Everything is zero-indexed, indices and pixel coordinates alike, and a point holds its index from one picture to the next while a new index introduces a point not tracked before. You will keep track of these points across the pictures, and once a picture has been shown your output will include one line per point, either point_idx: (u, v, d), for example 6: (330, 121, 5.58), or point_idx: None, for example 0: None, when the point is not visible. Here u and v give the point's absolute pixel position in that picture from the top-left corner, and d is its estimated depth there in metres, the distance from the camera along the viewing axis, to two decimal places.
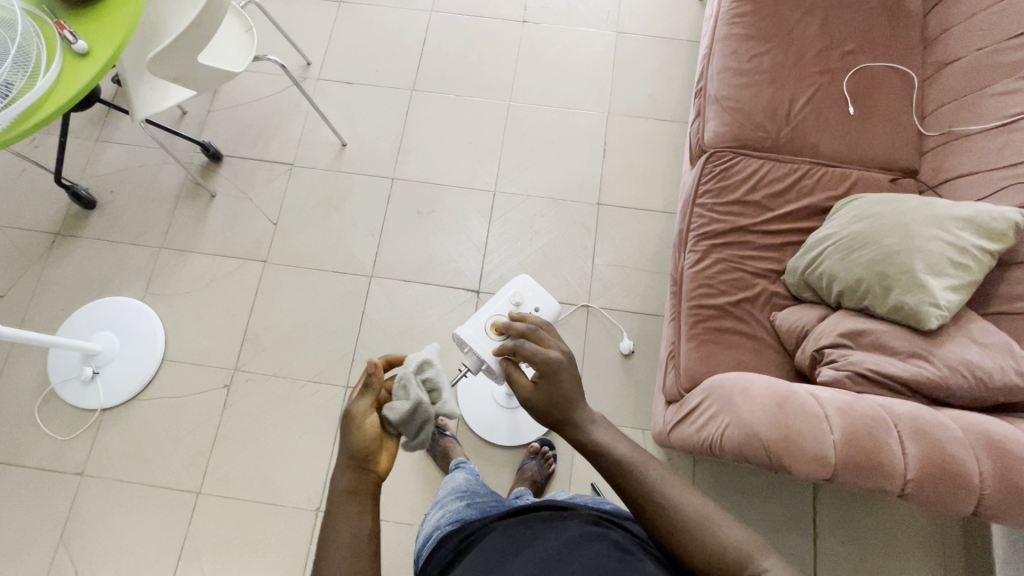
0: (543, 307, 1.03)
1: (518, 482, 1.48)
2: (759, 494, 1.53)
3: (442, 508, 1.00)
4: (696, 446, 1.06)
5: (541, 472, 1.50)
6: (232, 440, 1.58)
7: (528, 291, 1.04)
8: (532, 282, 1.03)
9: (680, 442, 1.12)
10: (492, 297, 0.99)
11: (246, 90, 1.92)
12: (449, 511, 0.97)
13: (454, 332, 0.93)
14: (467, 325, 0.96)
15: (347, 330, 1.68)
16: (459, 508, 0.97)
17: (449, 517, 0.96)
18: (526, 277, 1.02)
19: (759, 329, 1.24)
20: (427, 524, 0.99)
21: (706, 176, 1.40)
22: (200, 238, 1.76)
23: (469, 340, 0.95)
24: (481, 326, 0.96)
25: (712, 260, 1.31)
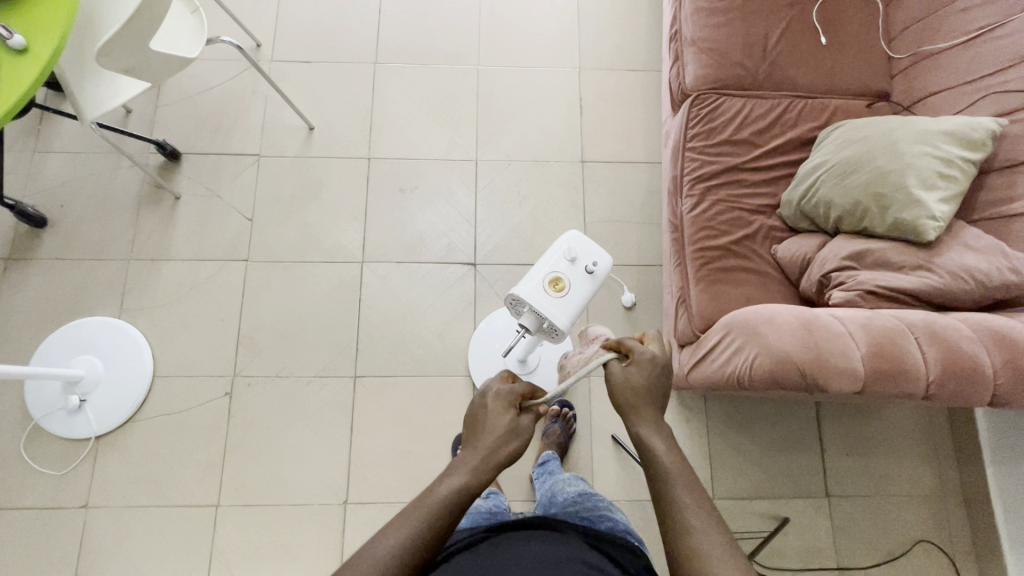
0: (598, 259, 0.97)
1: (545, 447, 1.51)
2: (767, 422, 1.60)
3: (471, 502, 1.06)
4: (723, 381, 1.09)
5: (564, 434, 1.53)
6: (243, 447, 1.53)
7: (579, 246, 0.97)
8: (582, 236, 0.99)
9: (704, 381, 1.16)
10: (544, 253, 0.96)
11: (194, 80, 1.78)
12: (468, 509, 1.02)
13: (510, 292, 0.90)
14: (525, 283, 0.93)
15: (345, 320, 1.63)
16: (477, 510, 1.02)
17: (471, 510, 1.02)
18: (574, 232, 0.98)
19: (763, 263, 1.28)
20: None
21: (692, 120, 1.41)
22: (171, 244, 1.65)
23: (528, 296, 0.91)
24: (537, 283, 0.93)
25: (710, 201, 1.34)
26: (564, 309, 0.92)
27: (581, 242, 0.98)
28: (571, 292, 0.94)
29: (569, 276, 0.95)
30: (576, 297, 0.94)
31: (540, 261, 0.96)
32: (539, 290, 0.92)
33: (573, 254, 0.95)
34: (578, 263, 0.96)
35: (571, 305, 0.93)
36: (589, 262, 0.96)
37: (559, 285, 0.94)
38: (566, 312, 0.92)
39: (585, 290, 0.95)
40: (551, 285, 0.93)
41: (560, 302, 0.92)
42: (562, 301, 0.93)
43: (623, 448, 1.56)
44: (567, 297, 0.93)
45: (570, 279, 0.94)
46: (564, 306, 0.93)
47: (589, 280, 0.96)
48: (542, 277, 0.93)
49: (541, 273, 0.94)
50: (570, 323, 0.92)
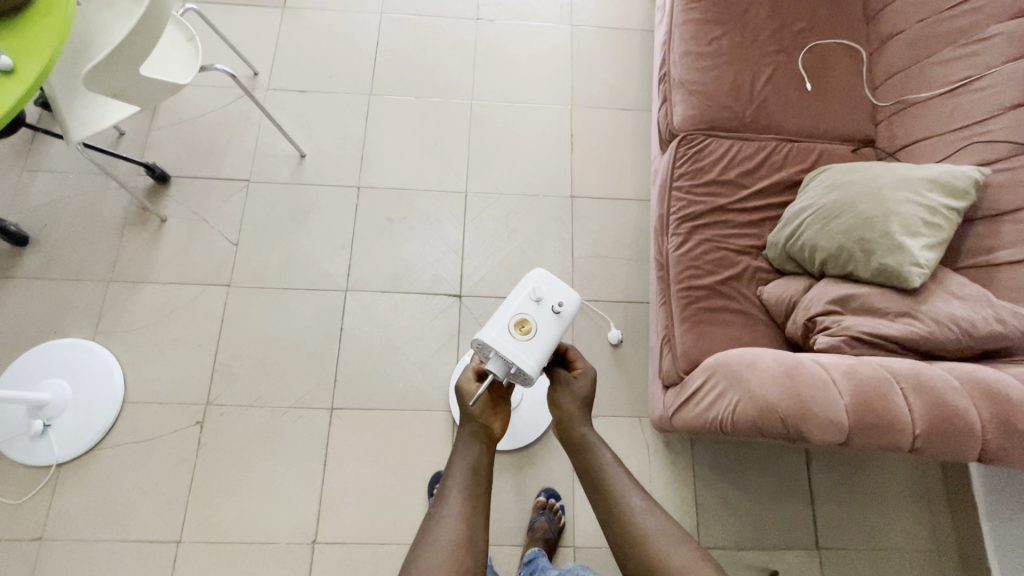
0: (564, 298, 0.95)
1: (530, 543, 1.42)
2: (756, 468, 1.55)
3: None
4: (707, 425, 1.06)
5: (552, 528, 1.43)
6: (212, 478, 1.47)
7: (545, 285, 0.96)
8: (549, 274, 0.97)
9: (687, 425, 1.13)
10: (510, 295, 0.94)
11: (189, 105, 1.79)
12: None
13: (475, 337, 0.89)
14: (490, 327, 0.91)
15: (326, 349, 1.60)
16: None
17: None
18: (540, 270, 0.97)
19: (749, 304, 1.26)
20: None
21: (679, 159, 1.42)
22: (153, 267, 1.63)
23: (493, 341, 0.89)
24: (502, 326, 0.91)
25: (695, 240, 1.33)
26: (531, 351, 0.90)
27: (547, 280, 0.96)
28: (538, 333, 0.92)
29: (536, 317, 0.93)
30: (543, 337, 0.92)
31: (505, 303, 0.94)
32: (503, 334, 0.90)
33: (538, 293, 0.93)
34: (544, 303, 0.94)
35: (538, 347, 0.91)
36: (555, 302, 0.95)
37: (525, 327, 0.92)
38: (533, 356, 0.89)
39: (552, 330, 0.93)
40: (516, 327, 0.91)
41: (526, 345, 0.90)
42: (528, 344, 0.90)
43: None
44: (533, 339, 0.91)
45: (536, 320, 0.92)
46: (531, 348, 0.90)
47: (556, 320, 0.94)
48: (506, 320, 0.92)
49: (507, 315, 0.92)
50: (538, 366, 0.89)
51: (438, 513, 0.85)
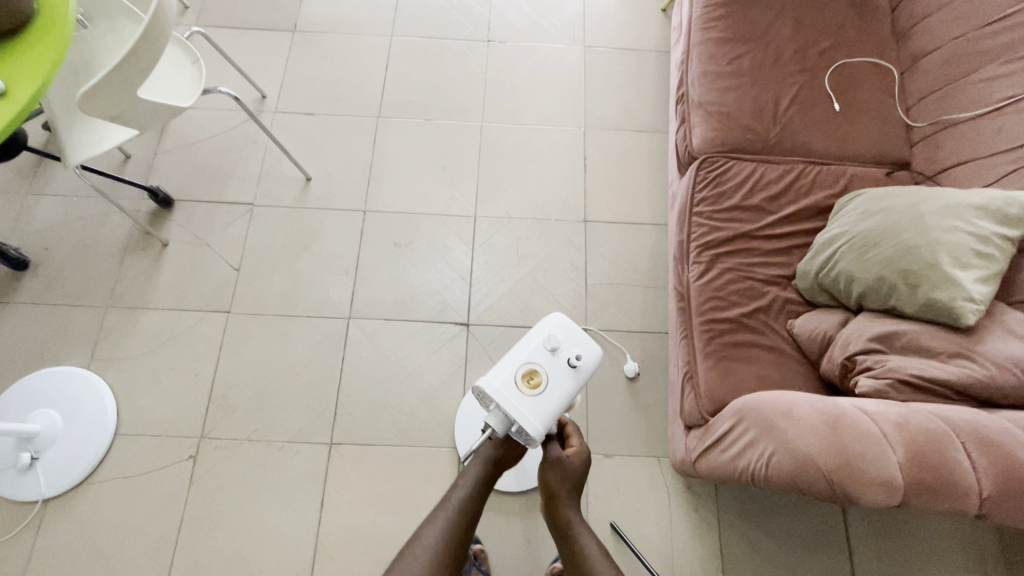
0: (583, 350, 0.87)
1: None
2: (787, 516, 1.42)
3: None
4: (737, 476, 0.96)
5: None
6: (203, 518, 1.39)
7: (563, 334, 0.87)
8: (566, 321, 0.89)
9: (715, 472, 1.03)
10: (521, 341, 0.86)
11: (196, 128, 1.77)
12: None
13: (478, 386, 0.81)
14: (494, 374, 0.83)
15: (326, 380, 1.52)
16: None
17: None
18: (558, 317, 0.89)
19: (778, 340, 1.17)
20: None
21: (699, 183, 1.34)
22: (152, 293, 1.58)
23: (496, 392, 0.81)
24: (509, 376, 0.83)
25: (718, 270, 1.24)
26: (539, 409, 0.81)
27: (565, 327, 0.88)
28: (549, 388, 0.83)
29: (548, 369, 0.84)
30: (553, 393, 0.83)
31: (514, 349, 0.86)
32: (508, 385, 0.82)
33: (554, 343, 0.85)
34: (559, 353, 0.86)
35: (547, 404, 0.82)
36: (572, 355, 0.86)
37: (534, 378, 0.83)
38: (542, 415, 0.81)
39: (565, 385, 0.84)
40: (524, 378, 0.83)
41: (536, 401, 0.82)
42: (537, 400, 0.82)
43: (624, 540, 1.38)
44: (544, 395, 0.82)
45: (548, 373, 0.84)
46: (539, 405, 0.82)
47: (571, 375, 0.86)
48: (514, 370, 0.83)
49: (515, 364, 0.84)
50: (545, 427, 0.81)
51: (437, 508, 0.96)
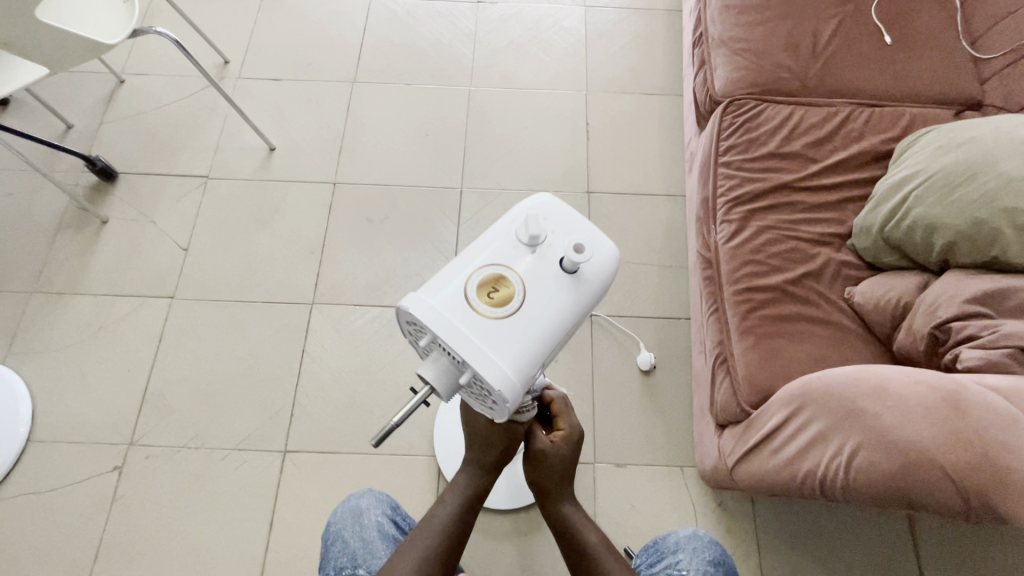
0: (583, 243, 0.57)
1: None
2: (842, 539, 1.15)
3: (361, 496, 0.94)
4: (799, 483, 0.73)
5: None
6: (126, 542, 1.14)
7: (547, 223, 0.59)
8: (554, 206, 0.60)
9: (765, 476, 0.80)
10: (480, 240, 0.58)
11: (149, 95, 1.58)
12: (335, 553, 0.87)
13: (401, 309, 0.53)
14: (433, 291, 0.55)
15: (283, 375, 1.28)
16: (368, 549, 0.87)
17: (326, 562, 0.88)
18: (541, 200, 0.61)
19: (834, 312, 0.92)
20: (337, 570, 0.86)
21: (725, 129, 1.10)
22: (85, 276, 1.36)
23: (433, 315, 0.53)
24: (458, 291, 0.55)
25: (753, 228, 1.00)
26: (506, 339, 0.53)
27: (551, 215, 0.60)
28: (522, 306, 0.55)
29: (521, 277, 0.56)
30: (531, 312, 0.55)
31: (470, 252, 0.58)
32: (454, 305, 0.54)
33: (530, 236, 0.56)
34: (542, 252, 0.57)
35: (519, 330, 0.54)
36: (561, 254, 0.57)
37: (498, 293, 0.55)
38: (508, 346, 0.53)
39: (551, 301, 0.56)
40: (481, 294, 0.55)
41: (499, 326, 0.53)
42: (500, 326, 0.53)
43: None
44: (512, 320, 0.54)
45: (521, 283, 0.56)
46: (506, 332, 0.53)
47: (561, 287, 0.56)
48: (466, 281, 0.55)
49: (468, 272, 0.56)
50: (515, 366, 0.52)
51: (417, 527, 0.76)
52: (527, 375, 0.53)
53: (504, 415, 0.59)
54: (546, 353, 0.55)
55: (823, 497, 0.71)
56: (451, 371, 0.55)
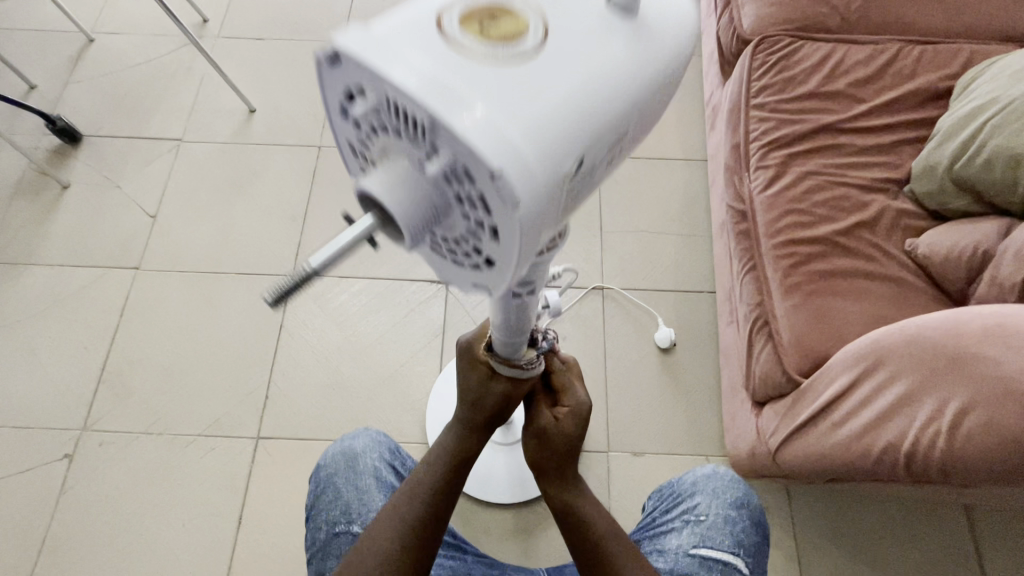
0: None
1: None
2: (891, 537, 1.00)
3: (355, 437, 0.80)
4: (881, 451, 0.63)
5: None
6: (74, 540, 1.00)
7: None
8: None
9: (826, 454, 0.68)
10: None
11: (120, 53, 1.45)
12: (324, 504, 0.73)
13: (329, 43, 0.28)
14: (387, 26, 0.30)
15: (258, 353, 1.15)
16: (365, 498, 0.73)
17: (312, 515, 0.73)
18: None
19: (894, 266, 0.78)
20: (330, 522, 0.72)
21: (758, 68, 0.96)
22: (41, 245, 1.23)
23: (383, 52, 0.28)
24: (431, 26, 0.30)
25: (795, 175, 0.86)
26: (517, 100, 0.28)
27: None
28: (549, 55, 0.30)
29: (545, 17, 0.31)
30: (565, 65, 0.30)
31: None
32: (421, 41, 0.29)
33: None
34: None
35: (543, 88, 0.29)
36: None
37: (505, 33, 0.30)
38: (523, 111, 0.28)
39: (600, 55, 0.31)
40: (474, 33, 0.30)
41: (505, 77, 0.28)
42: (508, 77, 0.28)
43: None
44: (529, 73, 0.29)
45: (545, 24, 0.31)
46: (518, 89, 0.28)
47: (612, 33, 0.32)
48: (442, 9, 0.30)
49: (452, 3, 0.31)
50: (534, 149, 0.27)
51: (399, 488, 0.65)
52: (554, 170, 0.29)
53: (512, 273, 0.31)
54: (589, 141, 0.30)
55: (909, 468, 0.61)
56: (416, 168, 0.29)
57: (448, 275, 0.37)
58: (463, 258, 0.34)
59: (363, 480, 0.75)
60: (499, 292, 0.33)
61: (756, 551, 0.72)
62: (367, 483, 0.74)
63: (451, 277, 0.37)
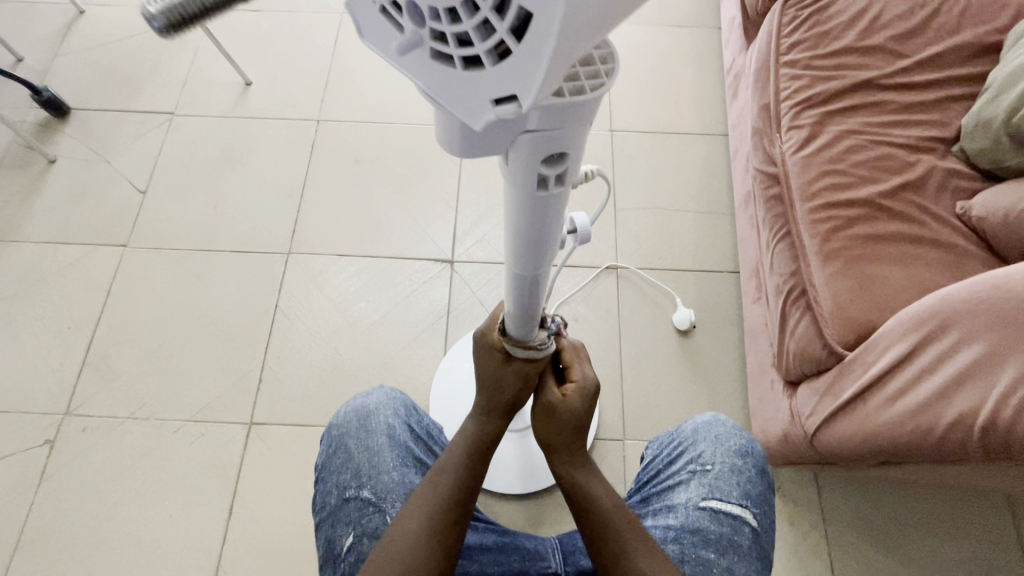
0: None
1: None
2: (931, 531, 0.92)
3: (368, 394, 0.73)
4: (950, 425, 0.56)
5: None
6: (53, 530, 0.94)
7: None
8: None
9: (881, 431, 0.62)
10: None
11: (111, 25, 1.39)
12: (335, 467, 0.66)
13: None
14: None
15: (251, 335, 1.08)
16: (378, 463, 0.66)
17: (322, 478, 0.67)
18: None
19: (945, 230, 0.72)
20: (340, 488, 0.65)
21: (788, 24, 0.89)
22: (25, 221, 1.17)
23: None
24: None
25: (833, 133, 0.79)
26: None
27: None
28: None
29: None
30: None
31: None
32: None
33: None
34: None
35: None
36: None
37: None
38: None
39: None
40: None
41: None
42: None
43: None
44: None
45: None
46: None
47: None
48: None
49: None
50: None
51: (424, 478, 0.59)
52: None
53: (564, 21, 0.19)
54: None
55: (981, 445, 0.55)
56: None
57: (448, 94, 0.24)
58: (476, 42, 0.21)
59: (376, 444, 0.68)
60: (538, 83, 0.21)
61: (766, 503, 0.65)
62: (381, 447, 0.67)
63: (455, 99, 0.24)
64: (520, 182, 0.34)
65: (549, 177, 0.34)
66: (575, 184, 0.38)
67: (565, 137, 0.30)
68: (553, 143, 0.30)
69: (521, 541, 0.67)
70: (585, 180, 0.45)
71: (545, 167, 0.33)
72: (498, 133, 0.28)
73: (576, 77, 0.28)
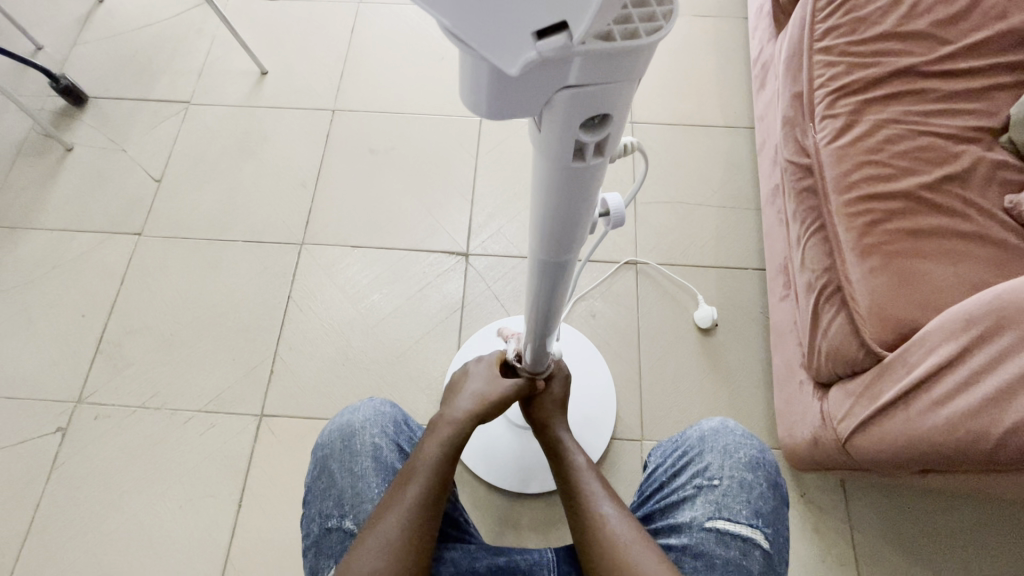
0: None
1: None
2: (965, 543, 0.88)
3: (354, 409, 0.69)
4: None
5: None
6: (62, 518, 0.94)
7: None
8: None
9: (925, 436, 0.58)
10: None
11: (130, 13, 1.39)
12: (318, 493, 0.64)
13: None
14: None
15: (263, 325, 1.07)
16: (360, 488, 0.63)
17: (307, 502, 0.64)
18: None
19: (992, 224, 0.67)
20: (323, 516, 0.62)
21: (822, 10, 0.85)
22: (42, 209, 1.17)
23: None
24: None
25: (871, 123, 0.75)
26: None
27: None
28: None
29: None
30: None
31: None
32: None
33: None
34: None
35: None
36: None
37: None
38: None
39: None
40: None
41: None
42: None
43: None
44: None
45: None
46: None
47: None
48: None
49: None
50: None
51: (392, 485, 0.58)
52: None
53: None
54: None
55: None
56: None
57: (488, 31, 0.24)
58: None
59: (360, 467, 0.65)
60: (594, 7, 0.22)
61: (777, 521, 0.61)
62: (365, 470, 0.64)
63: (492, 35, 0.24)
64: (555, 150, 0.33)
65: (587, 146, 0.32)
66: (613, 156, 0.36)
67: (611, 95, 0.29)
68: (596, 102, 0.29)
69: (515, 557, 0.63)
70: (624, 153, 0.41)
71: (584, 133, 0.31)
72: (535, 79, 0.27)
73: (628, 20, 0.26)
